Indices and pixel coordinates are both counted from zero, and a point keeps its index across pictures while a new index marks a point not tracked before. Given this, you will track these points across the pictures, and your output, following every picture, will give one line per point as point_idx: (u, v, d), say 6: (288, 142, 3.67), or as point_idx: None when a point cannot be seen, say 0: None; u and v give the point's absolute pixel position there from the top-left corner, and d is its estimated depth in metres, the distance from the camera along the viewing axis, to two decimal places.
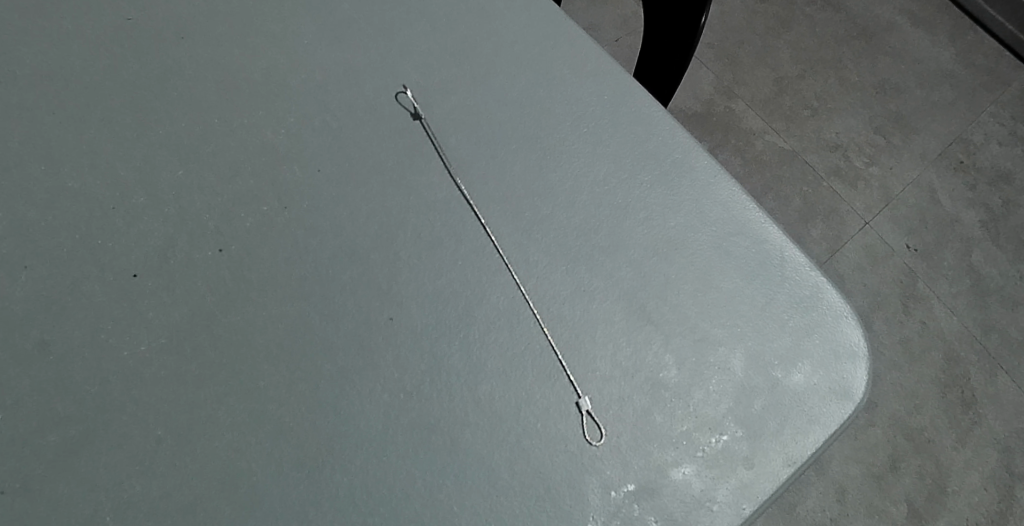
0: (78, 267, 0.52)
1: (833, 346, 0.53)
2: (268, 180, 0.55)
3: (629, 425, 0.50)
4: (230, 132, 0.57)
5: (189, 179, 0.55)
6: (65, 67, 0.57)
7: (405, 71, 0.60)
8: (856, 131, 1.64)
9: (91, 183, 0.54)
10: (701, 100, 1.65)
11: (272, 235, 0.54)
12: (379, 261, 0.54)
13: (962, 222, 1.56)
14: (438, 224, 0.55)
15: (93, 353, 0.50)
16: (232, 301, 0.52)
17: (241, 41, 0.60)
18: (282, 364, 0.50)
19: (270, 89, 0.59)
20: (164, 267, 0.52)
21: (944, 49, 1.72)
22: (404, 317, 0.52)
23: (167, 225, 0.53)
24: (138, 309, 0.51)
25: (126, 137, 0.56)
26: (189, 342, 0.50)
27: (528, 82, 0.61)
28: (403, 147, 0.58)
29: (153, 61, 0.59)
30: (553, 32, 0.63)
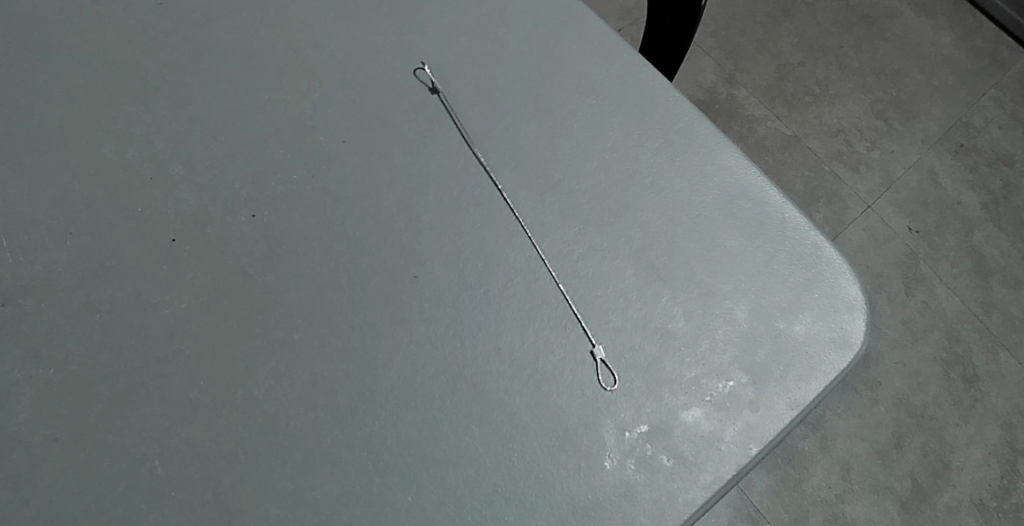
0: (120, 233, 0.55)
1: (833, 298, 0.56)
2: (295, 151, 0.59)
3: (640, 372, 0.53)
4: (257, 107, 0.60)
5: (220, 150, 0.58)
6: (100, 49, 0.61)
7: (421, 48, 0.64)
8: (857, 116, 1.66)
9: (129, 155, 0.57)
10: (703, 88, 1.69)
11: (301, 201, 0.57)
12: (402, 224, 0.57)
13: (962, 204, 1.58)
14: (456, 190, 0.58)
15: (137, 310, 0.53)
16: (265, 263, 0.55)
17: (265, 23, 0.63)
18: (314, 320, 0.53)
19: (293, 66, 0.62)
20: (199, 232, 0.55)
21: (944, 34, 1.74)
22: (427, 276, 0.55)
23: (201, 193, 0.57)
24: (178, 271, 0.54)
25: (161, 112, 0.59)
26: (226, 301, 0.54)
27: (539, 57, 0.64)
28: (422, 119, 0.61)
29: (181, 42, 0.62)
30: (562, 10, 0.66)
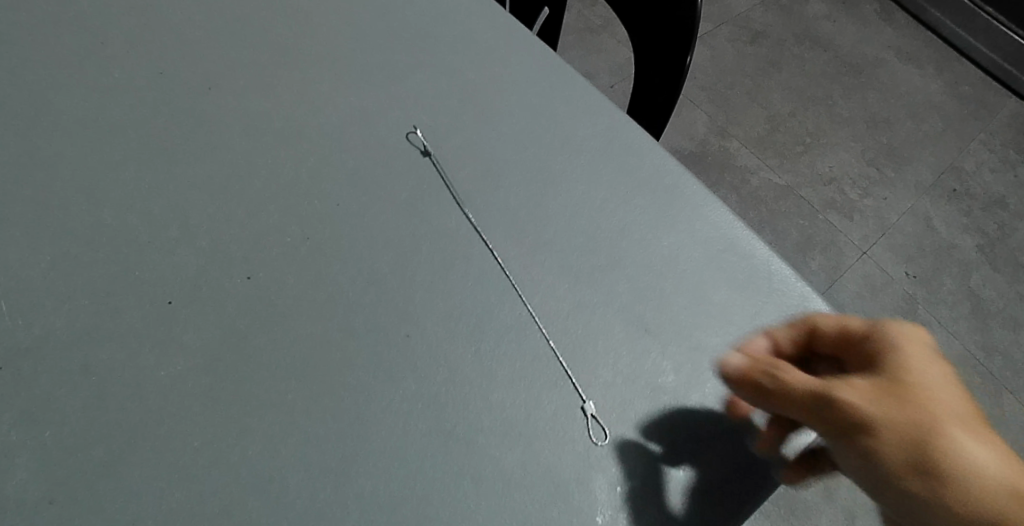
0: (118, 296, 0.56)
1: None
2: (290, 213, 0.60)
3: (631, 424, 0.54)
4: (255, 172, 0.62)
5: (218, 213, 0.60)
6: (101, 116, 0.63)
7: (414, 113, 0.66)
8: (848, 164, 1.73)
9: (129, 219, 0.59)
10: (696, 141, 1.72)
11: (296, 262, 0.58)
12: (395, 283, 0.58)
13: (958, 247, 1.64)
14: (448, 249, 0.60)
15: (134, 372, 0.54)
16: (260, 323, 0.56)
17: (263, 91, 0.66)
18: (307, 380, 0.54)
19: (290, 132, 0.64)
20: (195, 294, 0.57)
21: (932, 81, 1.89)
22: (419, 335, 0.56)
23: (198, 256, 0.58)
24: (174, 332, 0.55)
25: (158, 177, 0.61)
26: (220, 362, 0.54)
27: (528, 121, 0.67)
28: (415, 180, 0.63)
29: (181, 110, 0.64)
30: (552, 77, 0.70)
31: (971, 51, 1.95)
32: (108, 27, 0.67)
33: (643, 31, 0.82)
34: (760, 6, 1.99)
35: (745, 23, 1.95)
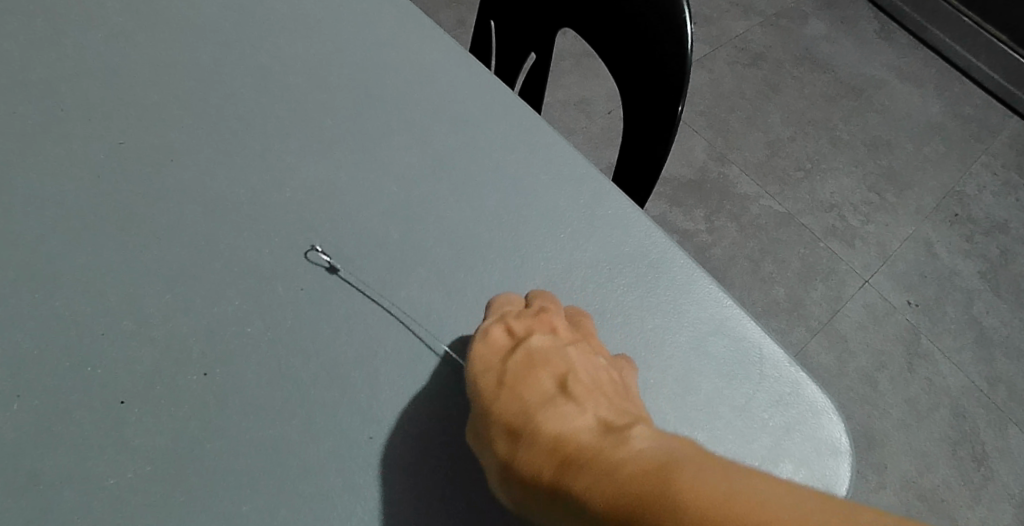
0: (67, 395, 0.53)
1: (817, 443, 0.56)
2: (252, 300, 0.58)
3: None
4: (216, 251, 0.59)
5: (176, 301, 0.57)
6: (59, 194, 0.60)
7: (386, 186, 0.64)
8: (849, 189, 1.70)
9: (82, 307, 0.56)
10: (694, 167, 1.69)
11: (255, 355, 0.56)
12: (359, 377, 0.56)
13: (961, 274, 1.60)
14: (417, 337, 0.58)
15: (80, 482, 0.50)
16: (216, 423, 0.53)
17: (229, 162, 0.63)
18: (264, 487, 0.52)
19: (255, 206, 0.62)
20: (149, 392, 0.54)
21: (933, 102, 1.87)
22: (384, 435, 0.54)
23: (153, 349, 0.55)
24: (125, 435, 0.52)
25: (117, 258, 0.58)
26: (174, 469, 0.52)
27: (504, 191, 0.65)
28: (384, 260, 0.61)
29: (142, 185, 0.61)
30: (530, 138, 0.68)
31: (974, 72, 1.92)
32: (71, 95, 0.65)
33: (634, 90, 0.83)
34: (759, 27, 1.96)
35: (745, 44, 1.92)
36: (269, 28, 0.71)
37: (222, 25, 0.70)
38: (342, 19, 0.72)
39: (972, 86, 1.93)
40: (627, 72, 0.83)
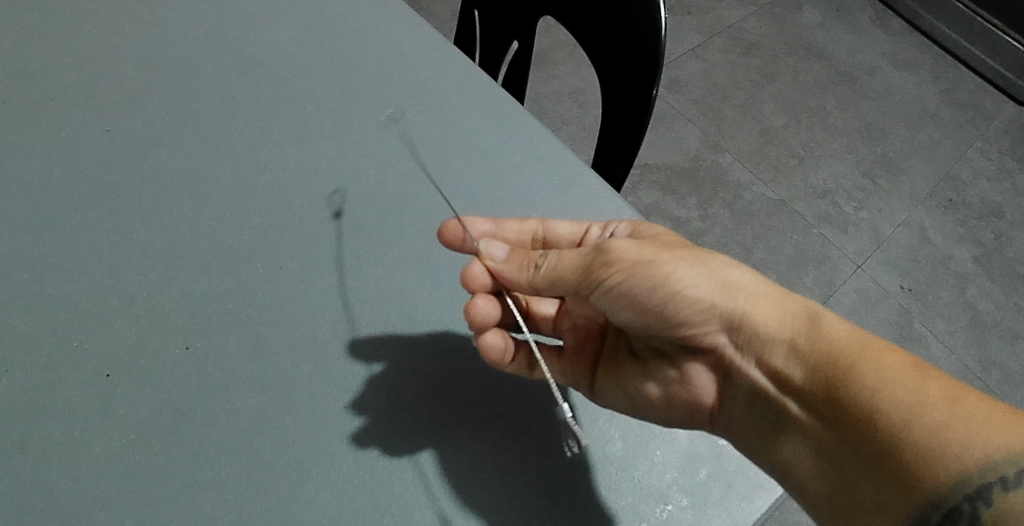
0: (54, 370, 0.55)
1: None
2: (232, 277, 0.60)
3: (580, 498, 0.56)
4: (198, 231, 0.61)
5: (159, 279, 0.59)
6: (45, 178, 0.62)
7: (363, 164, 0.66)
8: (842, 176, 1.71)
9: (68, 287, 0.58)
10: (688, 156, 1.70)
11: (234, 331, 0.58)
12: (335, 350, 0.58)
13: (954, 259, 1.62)
14: (391, 311, 0.60)
15: (65, 451, 0.52)
16: (198, 393, 0.55)
17: (211, 145, 0.66)
18: (242, 455, 0.54)
19: (235, 186, 0.64)
20: (133, 366, 0.56)
21: (927, 89, 1.88)
22: (359, 405, 0.56)
23: (136, 326, 0.57)
24: (110, 407, 0.54)
25: (103, 240, 0.60)
26: (156, 438, 0.53)
27: (479, 168, 0.67)
28: (362, 237, 0.63)
29: (127, 168, 0.64)
30: (505, 119, 0.70)
31: (971, 59, 1.93)
32: (58, 84, 0.67)
33: (610, 74, 0.84)
34: (753, 16, 1.97)
35: (738, 33, 1.93)
36: (254, 20, 0.73)
37: (208, 18, 0.73)
38: (325, 11, 0.75)
39: (968, 72, 1.93)
40: (603, 56, 0.84)
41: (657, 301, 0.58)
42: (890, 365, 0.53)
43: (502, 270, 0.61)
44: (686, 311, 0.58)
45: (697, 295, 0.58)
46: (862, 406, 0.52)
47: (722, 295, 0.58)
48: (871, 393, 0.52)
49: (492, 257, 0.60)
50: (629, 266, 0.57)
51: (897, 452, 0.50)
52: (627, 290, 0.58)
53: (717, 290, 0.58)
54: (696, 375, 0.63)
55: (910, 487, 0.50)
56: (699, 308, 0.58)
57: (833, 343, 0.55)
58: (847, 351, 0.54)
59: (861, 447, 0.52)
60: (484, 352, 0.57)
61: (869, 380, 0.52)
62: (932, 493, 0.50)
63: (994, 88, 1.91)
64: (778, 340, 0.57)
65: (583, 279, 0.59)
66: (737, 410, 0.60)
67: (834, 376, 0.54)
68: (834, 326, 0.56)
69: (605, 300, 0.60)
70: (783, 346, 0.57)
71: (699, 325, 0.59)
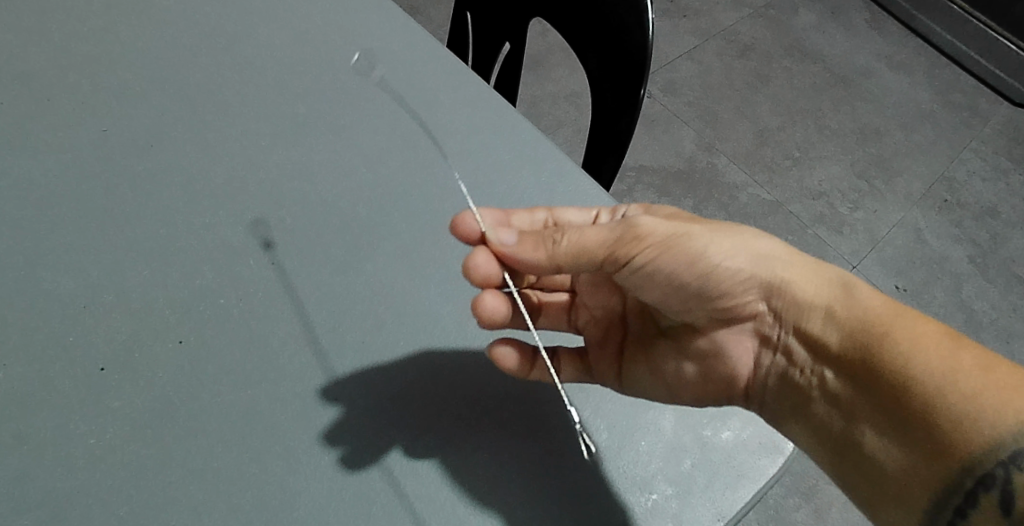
0: (50, 363, 0.56)
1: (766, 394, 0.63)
2: (226, 274, 0.62)
3: (562, 489, 0.57)
4: (193, 231, 0.64)
5: (154, 276, 0.61)
6: (45, 181, 0.65)
7: (355, 163, 0.70)
8: (838, 177, 1.72)
9: (65, 284, 0.60)
10: (684, 158, 1.71)
11: (227, 327, 0.60)
12: (326, 343, 0.60)
13: (949, 258, 1.63)
14: (381, 306, 0.63)
15: (60, 442, 0.54)
16: (191, 386, 0.57)
17: (207, 149, 0.68)
18: (234, 445, 0.55)
19: (229, 187, 0.66)
20: (128, 360, 0.57)
21: (922, 90, 1.89)
22: (348, 396, 0.58)
23: (131, 321, 0.59)
24: (104, 399, 0.56)
25: (100, 238, 0.62)
26: (150, 429, 0.55)
27: (467, 169, 0.70)
28: (353, 236, 0.66)
29: (125, 170, 0.66)
30: (493, 122, 0.73)
31: (966, 61, 1.95)
32: (59, 91, 0.69)
33: (600, 71, 0.85)
34: (749, 19, 1.98)
35: (734, 36, 1.94)
36: (250, 28, 0.76)
37: (206, 27, 0.76)
38: (320, 21, 0.78)
39: (964, 73, 1.94)
40: (593, 54, 0.85)
41: (696, 275, 0.61)
42: (922, 331, 0.57)
43: (519, 254, 0.61)
44: (724, 284, 0.62)
45: (736, 267, 0.62)
46: (897, 373, 0.56)
47: (759, 267, 0.62)
48: (906, 359, 0.56)
49: (505, 244, 0.61)
50: (665, 240, 0.60)
51: (932, 416, 0.54)
52: (664, 265, 0.61)
53: (755, 263, 0.62)
54: (731, 347, 0.66)
55: (945, 450, 0.54)
56: (738, 281, 0.62)
57: (868, 312, 0.59)
58: (881, 320, 0.58)
59: (895, 412, 0.56)
60: (496, 360, 0.59)
61: (903, 346, 0.56)
62: (968, 454, 0.53)
63: (989, 88, 1.93)
64: (815, 311, 0.61)
65: (610, 254, 0.61)
66: (769, 383, 0.64)
67: (869, 342, 0.58)
68: (866, 296, 0.60)
69: (638, 278, 0.63)
70: (819, 313, 0.61)
71: (738, 298, 0.63)
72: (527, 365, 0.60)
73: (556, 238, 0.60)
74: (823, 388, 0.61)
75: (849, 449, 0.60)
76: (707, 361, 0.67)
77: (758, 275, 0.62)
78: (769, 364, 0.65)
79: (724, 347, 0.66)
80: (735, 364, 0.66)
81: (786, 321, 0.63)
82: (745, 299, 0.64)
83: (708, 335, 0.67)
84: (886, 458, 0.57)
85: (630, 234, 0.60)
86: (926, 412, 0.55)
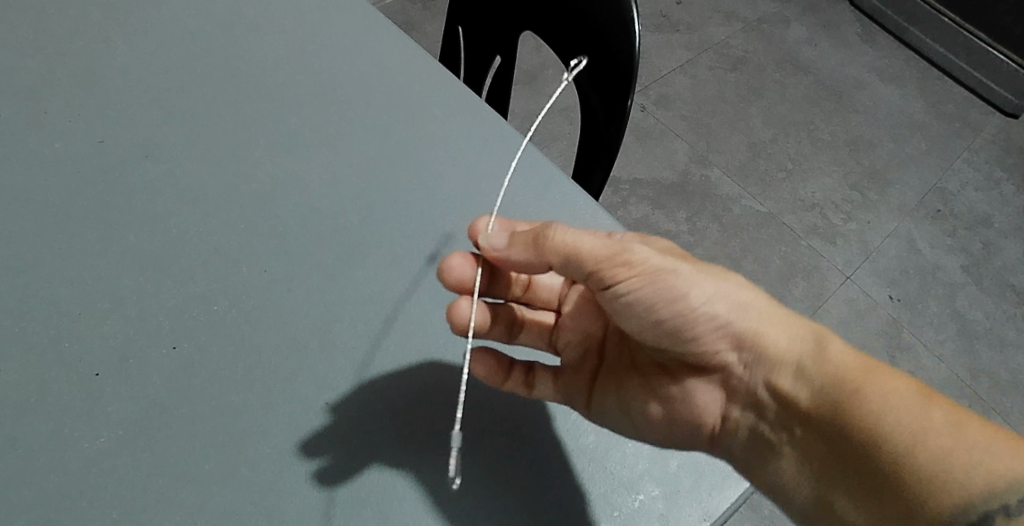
0: (44, 369, 0.57)
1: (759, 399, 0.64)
2: (220, 282, 0.63)
3: (546, 493, 0.58)
4: (188, 239, 0.65)
5: (149, 283, 0.62)
6: (41, 190, 0.66)
7: (346, 173, 0.71)
8: (830, 189, 1.74)
9: (61, 291, 0.61)
10: (678, 170, 1.73)
11: (220, 333, 0.61)
12: (318, 349, 0.61)
13: (942, 268, 1.64)
14: (372, 312, 0.64)
15: (55, 446, 0.55)
16: (186, 392, 0.58)
17: (203, 159, 0.70)
18: (226, 449, 0.56)
19: (223, 196, 0.68)
20: (122, 366, 0.58)
21: (913, 101, 1.91)
22: (339, 401, 0.59)
23: (126, 328, 0.60)
24: (99, 404, 0.57)
25: (97, 246, 0.63)
26: (144, 434, 0.56)
27: (458, 178, 0.72)
28: (345, 243, 0.67)
29: (120, 180, 0.67)
30: (483, 133, 0.75)
31: (958, 72, 1.97)
32: (56, 102, 0.71)
33: (588, 80, 0.86)
34: (741, 33, 2.01)
35: (726, 50, 1.97)
36: (247, 42, 0.78)
37: (203, 40, 0.77)
38: (316, 35, 0.80)
39: (955, 85, 1.97)
40: (581, 62, 0.86)
41: (676, 316, 0.62)
42: (892, 387, 0.60)
43: (507, 255, 0.62)
44: (701, 328, 0.63)
45: (716, 314, 0.63)
46: (870, 430, 0.59)
47: (737, 317, 0.64)
48: (878, 413, 0.59)
49: (495, 246, 0.62)
50: (654, 272, 0.62)
51: (903, 476, 0.57)
52: (648, 297, 0.62)
53: (734, 312, 0.64)
54: (700, 393, 0.67)
55: (913, 510, 0.57)
56: (716, 328, 0.63)
57: (840, 367, 0.61)
58: (855, 376, 0.61)
59: (866, 468, 0.59)
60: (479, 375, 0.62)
61: (874, 402, 0.59)
62: (935, 516, 0.56)
63: (981, 100, 1.95)
64: (788, 362, 0.63)
65: (599, 269, 0.61)
66: (738, 432, 0.66)
67: (841, 396, 0.60)
68: (838, 352, 0.62)
69: (620, 303, 0.63)
70: (791, 367, 0.63)
71: (714, 346, 0.65)
72: (501, 376, 0.61)
73: (543, 237, 0.60)
74: (792, 438, 0.63)
75: (818, 504, 0.62)
76: (673, 404, 0.67)
77: (736, 325, 0.64)
78: (737, 413, 0.66)
79: (692, 393, 0.67)
80: (703, 410, 0.67)
81: (756, 373, 0.65)
82: (721, 347, 0.65)
83: (679, 378, 0.68)
84: (852, 512, 0.60)
85: (625, 254, 0.61)
86: (897, 473, 0.57)
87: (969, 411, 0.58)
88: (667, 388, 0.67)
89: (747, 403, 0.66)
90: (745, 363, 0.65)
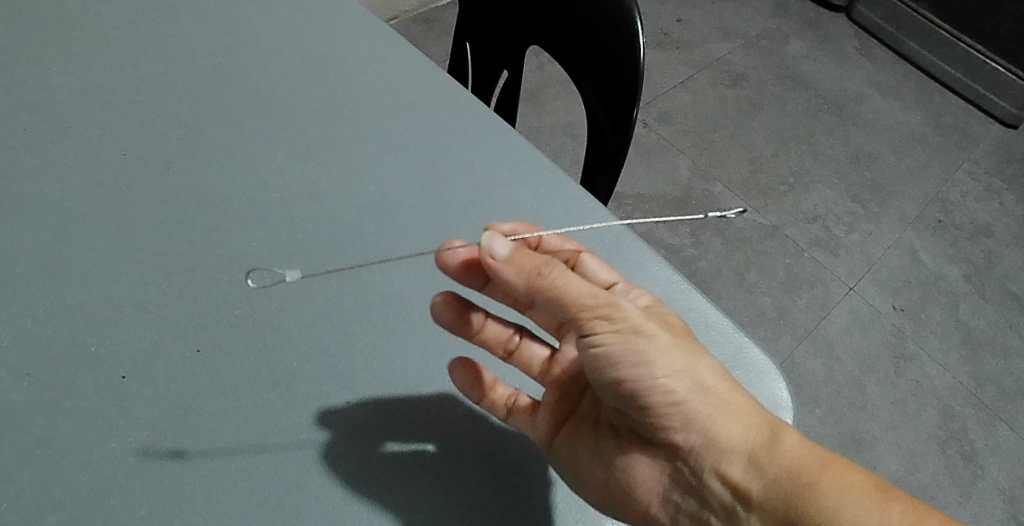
0: (72, 373, 0.59)
1: (766, 400, 0.66)
2: (242, 288, 0.65)
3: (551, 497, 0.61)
4: (210, 247, 0.67)
5: (172, 289, 0.64)
6: (66, 202, 0.68)
7: (361, 184, 0.73)
8: (832, 201, 1.75)
9: (88, 297, 0.63)
10: (680, 185, 1.75)
11: (242, 336, 0.63)
12: (337, 351, 0.63)
13: (945, 277, 1.65)
14: (390, 314, 0.66)
15: (83, 446, 0.56)
16: (210, 394, 0.60)
17: (223, 170, 0.72)
18: (249, 446, 0.58)
19: (244, 204, 0.70)
20: (148, 368, 0.60)
21: (913, 114, 1.94)
22: (359, 400, 0.61)
23: (152, 332, 0.62)
24: (127, 405, 0.58)
25: (121, 254, 0.66)
26: (169, 433, 0.58)
27: (470, 186, 0.74)
28: (362, 250, 0.69)
29: (143, 191, 0.69)
30: (493, 142, 0.77)
31: (956, 84, 2.00)
32: (80, 117, 0.73)
33: (594, 93, 0.89)
34: (741, 49, 2.05)
35: (726, 66, 2.00)
36: (264, 57, 0.81)
37: (222, 56, 0.80)
38: (331, 51, 0.82)
39: (953, 96, 2.01)
40: (587, 76, 0.88)
41: (634, 381, 0.59)
42: (848, 487, 0.58)
43: (501, 269, 0.60)
44: (655, 399, 0.59)
45: (676, 392, 0.58)
46: None
47: (696, 396, 0.59)
48: (832, 513, 0.57)
49: (494, 253, 0.60)
50: (628, 334, 0.59)
51: None
52: (614, 354, 0.59)
53: (697, 391, 0.59)
54: (640, 469, 0.63)
55: None
56: (671, 405, 0.59)
57: (796, 461, 0.59)
58: (811, 470, 0.58)
59: None
60: (457, 375, 0.61)
61: (829, 502, 0.57)
62: None
63: (979, 111, 1.98)
64: (745, 450, 0.59)
65: (577, 316, 0.59)
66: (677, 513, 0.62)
67: (794, 493, 0.58)
68: (796, 446, 0.59)
69: (586, 356, 0.60)
70: (741, 458, 0.59)
71: (668, 423, 0.60)
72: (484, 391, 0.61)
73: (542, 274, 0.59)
74: None
75: None
76: (613, 473, 0.62)
77: (693, 407, 0.59)
78: (677, 497, 0.62)
79: (631, 466, 0.63)
80: (639, 489, 0.62)
81: (704, 460, 0.60)
82: (675, 427, 0.60)
83: (623, 446, 0.64)
84: None
85: (607, 309, 0.59)
86: None
87: (927, 506, 0.59)
88: (611, 456, 0.63)
89: (689, 490, 0.62)
90: (691, 449, 0.60)
